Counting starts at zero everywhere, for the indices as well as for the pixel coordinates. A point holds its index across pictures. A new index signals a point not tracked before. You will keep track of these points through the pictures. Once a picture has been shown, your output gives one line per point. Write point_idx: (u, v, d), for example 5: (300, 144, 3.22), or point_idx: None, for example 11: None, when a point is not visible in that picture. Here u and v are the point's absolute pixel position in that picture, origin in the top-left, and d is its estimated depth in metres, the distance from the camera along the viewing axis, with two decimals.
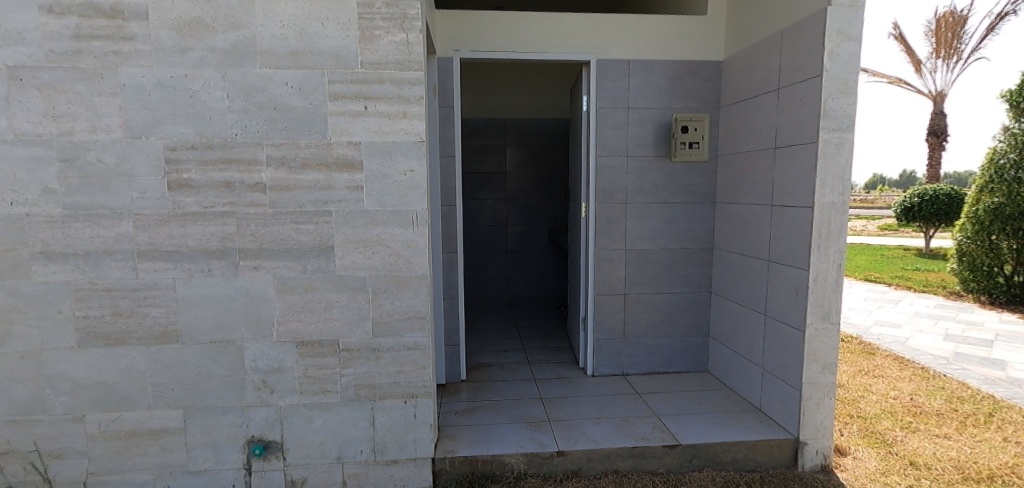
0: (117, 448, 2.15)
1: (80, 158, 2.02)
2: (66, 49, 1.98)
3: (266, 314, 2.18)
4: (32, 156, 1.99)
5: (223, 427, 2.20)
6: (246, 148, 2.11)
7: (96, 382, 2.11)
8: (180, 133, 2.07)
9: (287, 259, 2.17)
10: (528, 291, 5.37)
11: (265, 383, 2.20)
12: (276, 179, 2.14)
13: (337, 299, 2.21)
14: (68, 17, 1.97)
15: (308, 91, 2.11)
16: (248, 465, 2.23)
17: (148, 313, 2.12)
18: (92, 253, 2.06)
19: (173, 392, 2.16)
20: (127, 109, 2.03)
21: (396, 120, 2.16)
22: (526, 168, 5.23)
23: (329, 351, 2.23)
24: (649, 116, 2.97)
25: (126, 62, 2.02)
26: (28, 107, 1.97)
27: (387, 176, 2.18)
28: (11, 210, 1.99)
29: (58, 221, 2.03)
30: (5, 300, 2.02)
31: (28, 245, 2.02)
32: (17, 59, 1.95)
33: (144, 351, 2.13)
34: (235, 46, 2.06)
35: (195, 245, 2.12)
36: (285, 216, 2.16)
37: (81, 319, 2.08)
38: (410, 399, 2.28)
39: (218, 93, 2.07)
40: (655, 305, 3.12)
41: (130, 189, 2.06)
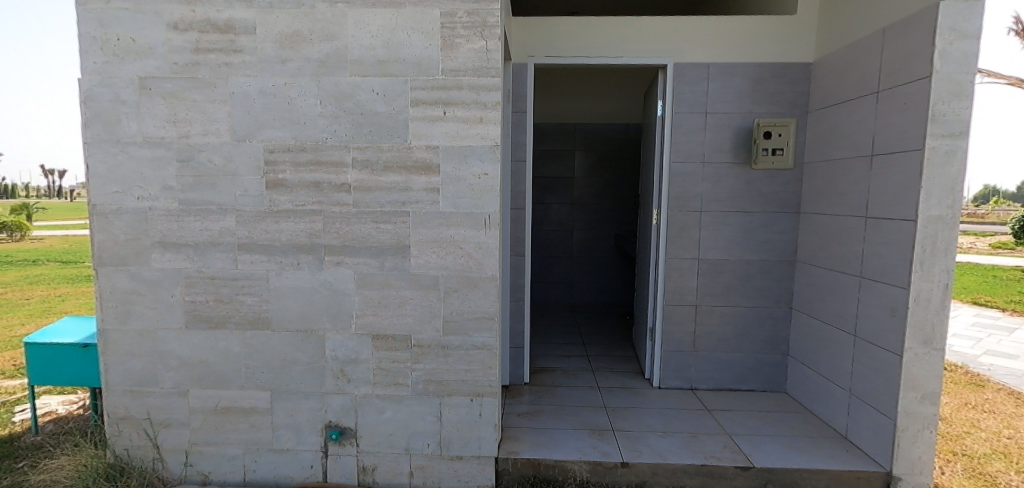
0: (213, 422, 2.34)
1: (194, 158, 2.25)
2: (186, 61, 2.21)
3: (346, 307, 2.32)
4: (156, 156, 2.24)
5: (304, 411, 2.35)
6: (335, 151, 2.26)
7: (198, 361, 2.32)
8: (278, 137, 2.25)
9: (366, 256, 2.30)
10: (591, 298, 5.31)
11: (342, 372, 2.33)
12: (360, 180, 2.28)
13: (410, 295, 2.32)
14: (190, 33, 2.20)
15: (392, 97, 2.24)
16: (324, 448, 2.36)
17: (244, 301, 2.31)
18: (200, 244, 2.28)
19: (262, 374, 2.33)
20: (234, 115, 2.24)
21: (472, 124, 2.23)
22: (593, 173, 5.18)
23: (402, 346, 2.33)
24: (727, 121, 2.85)
25: (236, 72, 2.22)
26: (153, 113, 2.23)
27: (462, 179, 2.26)
28: (137, 204, 2.25)
29: (174, 214, 2.27)
30: (128, 283, 2.29)
31: (149, 236, 2.27)
32: (147, 71, 2.21)
33: (239, 335, 2.32)
34: (328, 56, 2.22)
35: (287, 240, 2.29)
36: (367, 215, 2.29)
37: (188, 302, 2.31)
38: (476, 397, 2.33)
39: (312, 99, 2.23)
40: (728, 318, 2.97)
41: (234, 187, 2.27)
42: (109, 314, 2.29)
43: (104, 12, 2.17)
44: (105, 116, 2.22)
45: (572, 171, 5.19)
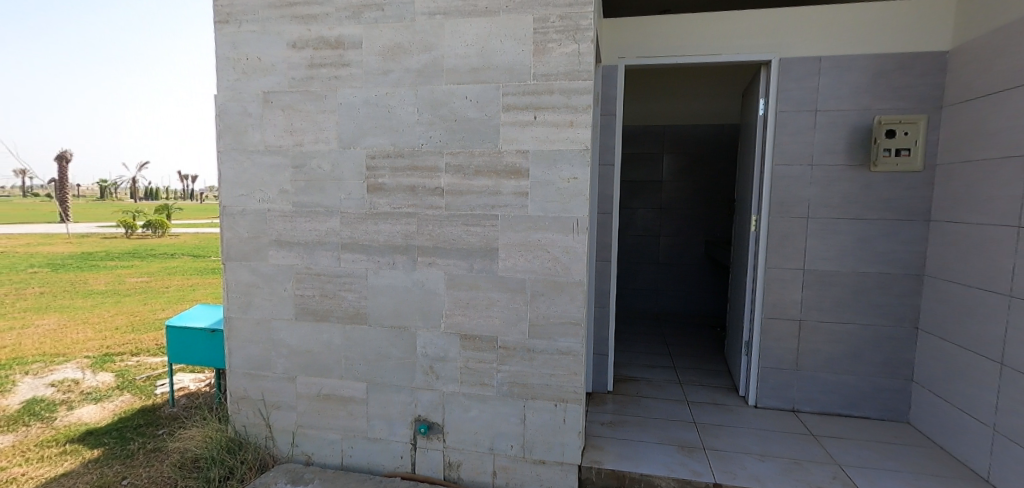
0: (316, 408, 2.52)
1: (306, 164, 2.45)
2: (302, 76, 2.42)
3: (437, 306, 2.41)
4: (274, 162, 2.47)
5: (396, 403, 2.46)
6: (429, 156, 2.36)
7: (305, 350, 2.52)
8: (379, 144, 2.39)
9: (456, 257, 2.38)
10: (676, 307, 5.08)
11: (432, 369, 2.42)
12: (452, 184, 2.36)
13: (497, 297, 2.36)
14: (305, 50, 2.40)
15: (484, 104, 2.29)
16: (413, 440, 2.46)
17: (345, 297, 2.48)
18: (310, 243, 2.48)
19: (359, 366, 2.48)
20: (341, 124, 2.41)
21: (562, 128, 2.23)
22: (682, 177, 4.97)
23: (488, 346, 2.38)
24: (840, 119, 2.60)
25: (343, 84, 2.40)
26: (274, 124, 2.46)
27: (551, 183, 2.26)
28: (258, 206, 2.50)
29: (288, 215, 2.48)
30: (250, 276, 2.54)
31: (267, 235, 2.51)
32: (270, 86, 2.44)
33: (340, 328, 2.49)
34: (426, 66, 2.33)
35: (384, 241, 2.43)
36: (458, 218, 2.37)
37: (298, 296, 2.51)
38: (560, 403, 2.31)
39: (410, 107, 2.35)
40: (837, 336, 2.71)
41: (339, 191, 2.44)
42: (233, 304, 2.57)
43: (236, 35, 2.43)
44: (235, 127, 2.49)
45: (659, 175, 5.03)
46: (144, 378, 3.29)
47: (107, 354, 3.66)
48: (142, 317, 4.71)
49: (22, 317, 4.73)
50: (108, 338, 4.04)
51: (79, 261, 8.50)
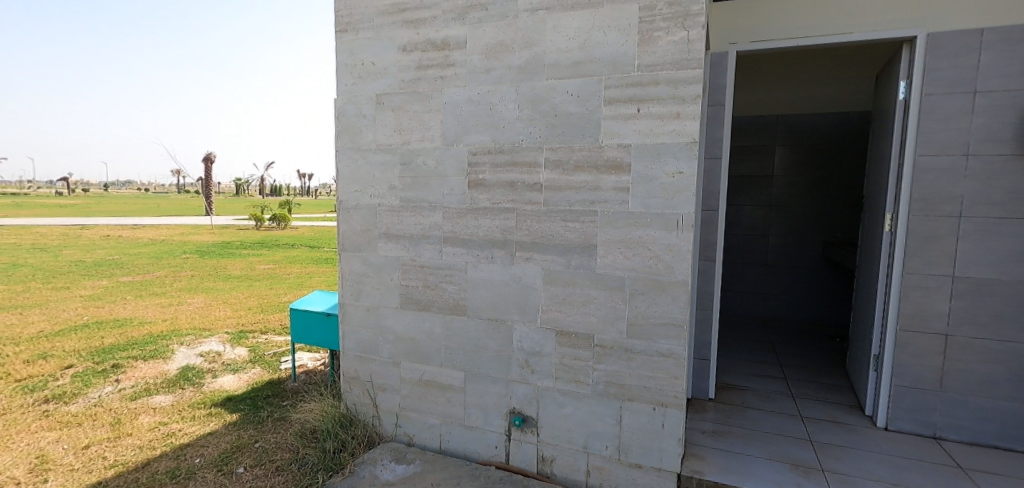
0: (418, 393, 2.65)
1: (414, 162, 2.56)
2: (411, 78, 2.53)
3: (533, 301, 2.43)
4: (385, 160, 2.61)
5: (492, 394, 2.52)
6: (529, 152, 2.38)
7: (409, 337, 2.64)
8: (481, 141, 2.46)
9: (554, 253, 2.38)
10: (785, 313, 4.68)
11: (527, 363, 2.45)
12: (551, 180, 2.36)
13: (595, 295, 2.32)
14: (414, 53, 2.51)
15: (585, 98, 2.26)
16: (508, 432, 2.51)
17: (446, 289, 2.57)
18: (415, 236, 2.59)
19: (458, 356, 2.57)
20: (445, 122, 2.50)
21: (667, 121, 2.13)
22: (796, 171, 4.58)
23: (584, 344, 2.35)
24: (1006, 102, 2.22)
25: (449, 84, 2.48)
26: (385, 124, 2.59)
27: (654, 178, 2.17)
28: (370, 201, 2.65)
29: (396, 210, 2.61)
30: (361, 266, 2.70)
31: (377, 228, 2.65)
32: (382, 88, 2.58)
33: (441, 318, 2.58)
34: (527, 63, 2.35)
35: (484, 235, 2.49)
36: (556, 214, 2.36)
37: (403, 286, 2.63)
38: (659, 407, 2.23)
39: (511, 104, 2.39)
40: (994, 355, 2.32)
41: (443, 187, 2.53)
42: (347, 292, 2.75)
43: (354, 42, 2.60)
44: (351, 128, 2.66)
45: (770, 169, 4.68)
46: (272, 354, 3.70)
47: (243, 331, 4.18)
48: (268, 300, 5.31)
49: (179, 296, 5.55)
50: (243, 317, 4.61)
51: (220, 249, 9.81)
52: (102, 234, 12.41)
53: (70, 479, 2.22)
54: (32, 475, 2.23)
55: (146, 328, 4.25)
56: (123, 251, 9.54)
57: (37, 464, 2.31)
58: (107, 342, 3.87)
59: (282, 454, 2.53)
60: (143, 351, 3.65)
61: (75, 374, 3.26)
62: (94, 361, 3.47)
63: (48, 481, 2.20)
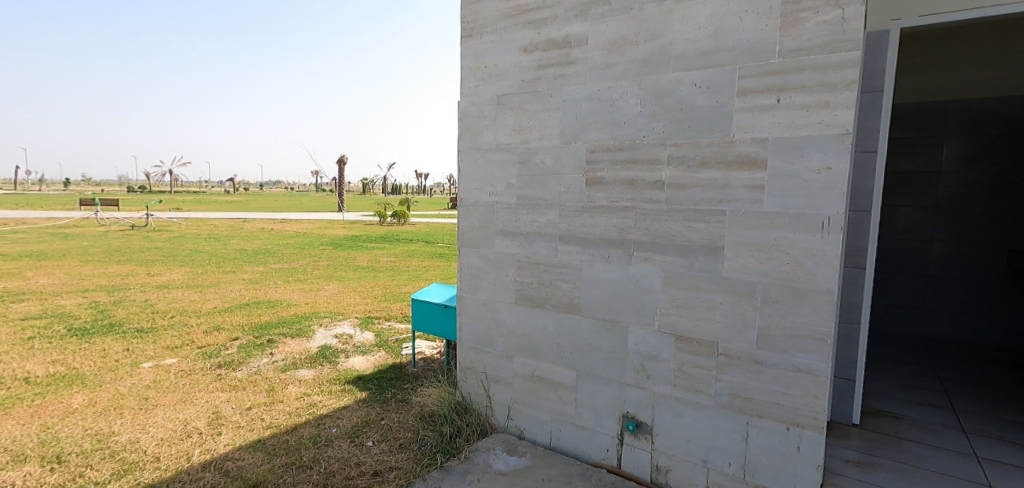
0: (530, 388, 2.69)
1: (531, 160, 2.60)
2: (531, 78, 2.57)
3: (651, 303, 2.34)
4: (504, 159, 2.68)
5: (604, 396, 2.48)
6: (651, 149, 2.29)
7: (522, 332, 2.69)
8: (599, 138, 2.42)
9: (675, 254, 2.27)
10: (952, 333, 4.02)
11: (642, 367, 2.37)
12: (674, 177, 2.25)
13: (720, 300, 2.17)
14: (535, 53, 2.54)
15: (715, 89, 2.12)
16: (620, 436, 2.45)
17: (560, 286, 2.57)
18: (531, 233, 2.63)
19: (570, 355, 2.56)
20: (564, 120, 2.50)
21: (813, 111, 1.92)
22: (971, 166, 3.90)
23: (707, 352, 2.21)
24: None
25: (568, 82, 2.47)
26: (505, 124, 2.67)
27: (795, 174, 1.98)
28: (489, 198, 2.75)
29: (513, 207, 2.67)
30: (478, 261, 2.82)
31: (494, 225, 2.74)
32: (504, 90, 2.65)
33: (554, 315, 2.59)
34: (652, 56, 2.26)
35: (600, 234, 2.45)
36: (679, 213, 2.25)
37: (518, 282, 2.69)
38: (794, 427, 2.03)
39: (632, 99, 2.32)
40: None
41: (560, 185, 2.54)
42: (465, 285, 2.88)
43: (478, 46, 2.71)
44: (473, 128, 2.78)
45: (935, 164, 4.04)
46: (395, 340, 4.02)
47: (370, 317, 4.60)
48: (391, 290, 5.79)
49: (318, 282, 6.29)
50: (369, 304, 5.07)
51: (349, 242, 10.94)
52: (255, 226, 14.51)
53: (238, 434, 2.60)
54: (211, 428, 2.66)
55: (292, 309, 4.87)
56: (272, 241, 11.07)
57: (214, 419, 2.74)
58: (264, 319, 4.50)
59: (404, 433, 2.73)
60: (291, 329, 4.18)
61: (240, 345, 3.82)
62: (254, 335, 4.05)
63: (222, 434, 2.60)
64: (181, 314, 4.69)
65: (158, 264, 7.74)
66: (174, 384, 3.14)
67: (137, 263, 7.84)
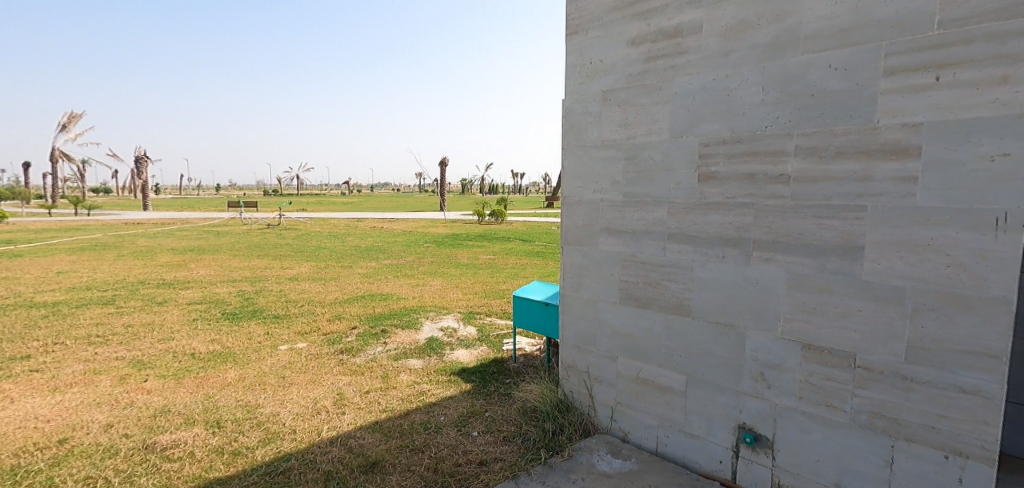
0: (635, 390, 2.62)
1: (639, 156, 2.52)
2: (639, 71, 2.48)
3: (773, 308, 2.15)
4: (609, 156, 2.63)
5: (717, 404, 2.34)
6: (775, 140, 2.11)
7: (627, 333, 2.63)
8: (714, 131, 2.27)
9: (802, 255, 2.07)
10: None
11: (762, 376, 2.19)
12: (802, 170, 2.05)
13: (859, 307, 1.94)
14: (643, 45, 2.45)
15: (855, 71, 1.90)
16: (736, 448, 2.29)
17: (669, 287, 2.47)
18: (637, 231, 2.56)
19: (679, 359, 2.45)
20: (674, 113, 2.39)
21: (985, 88, 1.65)
22: None
23: (841, 364, 1.99)
24: None
25: (679, 73, 2.35)
26: (610, 120, 2.61)
27: (959, 163, 1.71)
28: (593, 196, 2.72)
29: (619, 205, 2.62)
30: (582, 259, 2.79)
31: (599, 223, 2.70)
32: (609, 85, 2.60)
33: (662, 317, 2.49)
34: (777, 39, 2.08)
35: (714, 232, 2.31)
36: (807, 209, 2.05)
37: (623, 282, 2.63)
38: (954, 455, 1.76)
39: (753, 87, 2.15)
40: None
41: (669, 181, 2.43)
42: (568, 283, 2.87)
43: (583, 43, 2.68)
44: (577, 126, 2.75)
45: None
46: (496, 335, 4.14)
47: (472, 313, 4.79)
48: (490, 287, 5.98)
49: (423, 278, 6.68)
50: (471, 300, 5.28)
51: (448, 240, 11.50)
52: (364, 225, 15.83)
53: (359, 415, 2.84)
54: (336, 407, 2.93)
55: (401, 302, 5.22)
56: (380, 239, 11.98)
57: (338, 399, 3.02)
58: (377, 311, 4.88)
59: (508, 426, 2.80)
60: (401, 321, 4.48)
61: (358, 333, 4.18)
62: (370, 325, 4.41)
63: (346, 414, 2.86)
64: (308, 303, 5.25)
65: (288, 258, 8.75)
66: (305, 366, 3.51)
67: (271, 257, 8.94)
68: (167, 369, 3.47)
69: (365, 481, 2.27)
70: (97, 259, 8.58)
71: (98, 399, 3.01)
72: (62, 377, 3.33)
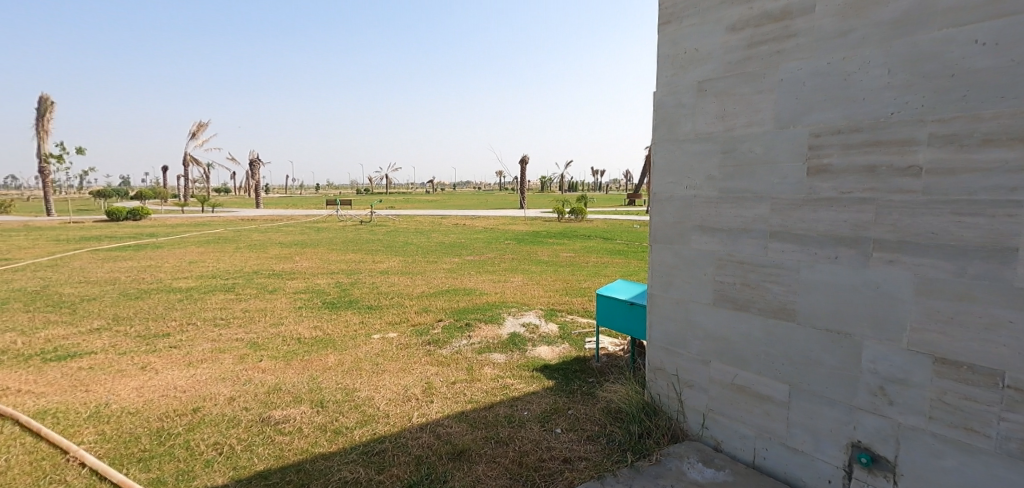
0: (730, 398, 2.48)
1: (737, 149, 2.37)
2: (739, 58, 2.33)
3: (897, 315, 1.92)
4: (704, 150, 2.50)
5: (826, 419, 2.14)
6: (903, 127, 1.89)
7: (721, 337, 2.49)
8: (827, 119, 2.08)
9: (935, 256, 1.83)
10: None
11: (882, 390, 1.97)
12: (936, 161, 1.81)
13: (1009, 317, 1.68)
14: (745, 30, 2.30)
15: (1010, 44, 1.64)
16: (848, 468, 2.09)
17: (771, 289, 2.30)
18: (734, 230, 2.41)
19: (782, 367, 2.27)
20: (779, 102, 2.21)
21: None
22: None
23: (984, 382, 1.74)
24: None
25: (786, 58, 2.18)
26: (706, 111, 2.48)
27: None
28: (685, 192, 2.60)
29: (714, 201, 2.48)
30: (671, 258, 2.69)
31: (691, 220, 2.58)
32: (705, 75, 2.46)
33: (762, 321, 2.33)
34: (907, 14, 1.85)
35: (825, 230, 2.11)
36: (943, 205, 1.81)
37: (717, 282, 2.49)
38: None
39: (876, 70, 1.93)
40: None
41: (772, 175, 2.26)
42: (656, 282, 2.78)
43: (676, 32, 2.57)
44: (669, 119, 2.65)
45: None
46: (577, 333, 4.12)
47: (553, 310, 4.80)
48: (571, 285, 5.95)
49: (504, 274, 6.81)
50: (552, 297, 5.29)
51: (528, 237, 11.63)
52: (445, 223, 16.46)
53: (446, 404, 2.95)
54: (425, 395, 3.07)
55: (484, 297, 5.36)
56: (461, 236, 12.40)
57: (427, 388, 3.16)
58: (461, 305, 5.06)
59: (591, 426, 2.78)
60: (484, 316, 4.60)
61: (444, 326, 4.36)
62: (454, 318, 4.58)
63: (434, 402, 2.98)
64: (398, 295, 5.55)
65: (377, 253, 9.33)
66: (396, 354, 3.72)
67: (364, 252, 9.60)
68: (278, 351, 3.84)
69: (453, 468, 2.35)
70: (219, 251, 9.72)
71: (223, 374, 3.40)
72: (195, 354, 3.81)
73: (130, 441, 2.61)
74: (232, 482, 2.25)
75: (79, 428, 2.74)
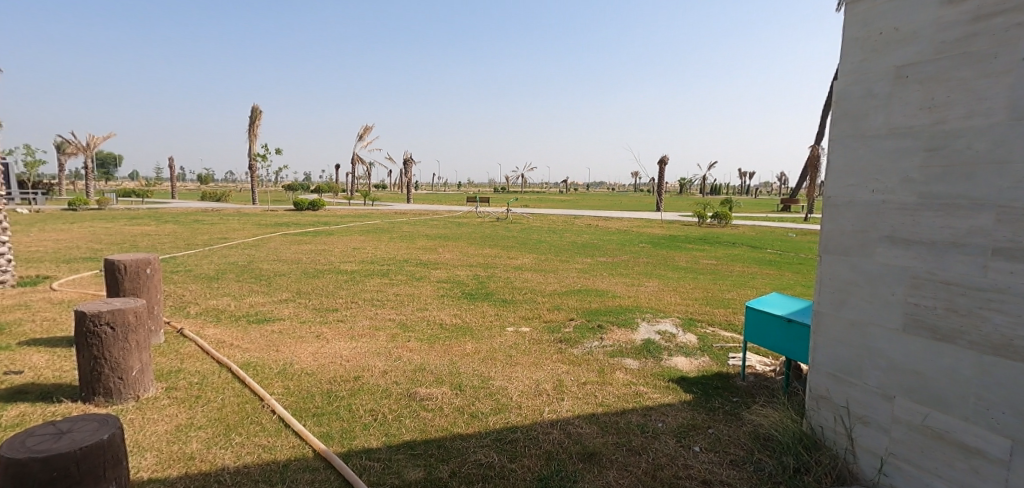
0: (920, 444, 2.07)
1: (949, 146, 1.96)
2: (959, 36, 1.92)
3: None
4: (900, 147, 2.12)
5: None
6: None
7: (912, 370, 2.09)
8: None
9: None
10: None
11: None
12: None
13: None
14: (970, 1, 1.89)
15: None
16: None
17: (991, 319, 1.86)
18: (939, 243, 2.00)
19: (1002, 416, 1.82)
20: (1018, 87, 1.77)
21: None
22: None
23: None
24: None
25: None
26: (906, 102, 2.10)
27: None
28: (871, 197, 2.24)
29: (911, 208, 2.09)
30: (848, 272, 2.33)
31: (877, 230, 2.21)
32: (908, 58, 2.08)
33: (975, 357, 1.90)
34: None
35: None
36: None
37: (911, 305, 2.10)
38: None
39: None
40: None
41: (1002, 178, 1.82)
42: (825, 299, 2.44)
43: (870, 11, 2.21)
44: (853, 112, 2.30)
45: None
46: (719, 347, 3.83)
47: (691, 320, 4.51)
48: (714, 295, 5.53)
49: (638, 278, 6.59)
50: (691, 306, 4.98)
51: (663, 241, 11.11)
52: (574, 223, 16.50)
53: (576, 404, 2.95)
54: (556, 392, 3.10)
55: (617, 300, 5.25)
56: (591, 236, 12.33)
57: (558, 385, 3.20)
58: (592, 305, 5.02)
59: (736, 450, 2.55)
60: (616, 319, 4.51)
61: (576, 325, 4.37)
62: (586, 319, 4.56)
63: (565, 400, 3.01)
64: (531, 291, 5.72)
65: (510, 249, 9.69)
66: (529, 349, 3.82)
67: (498, 247, 10.08)
68: (423, 333, 4.21)
69: (582, 469, 2.34)
70: (375, 239, 11.01)
71: (378, 350, 3.84)
72: (356, 329, 4.36)
73: (307, 397, 3.07)
74: (384, 446, 2.52)
75: (271, 380, 3.31)
